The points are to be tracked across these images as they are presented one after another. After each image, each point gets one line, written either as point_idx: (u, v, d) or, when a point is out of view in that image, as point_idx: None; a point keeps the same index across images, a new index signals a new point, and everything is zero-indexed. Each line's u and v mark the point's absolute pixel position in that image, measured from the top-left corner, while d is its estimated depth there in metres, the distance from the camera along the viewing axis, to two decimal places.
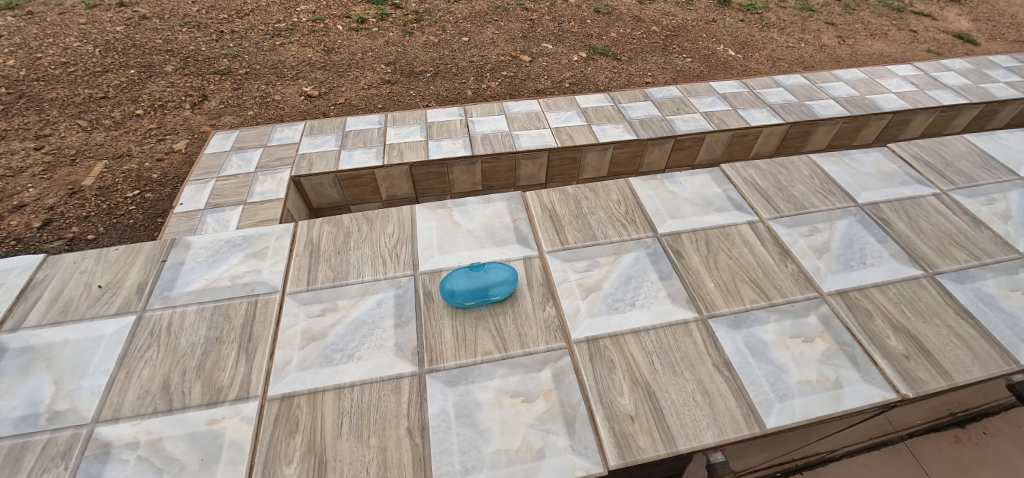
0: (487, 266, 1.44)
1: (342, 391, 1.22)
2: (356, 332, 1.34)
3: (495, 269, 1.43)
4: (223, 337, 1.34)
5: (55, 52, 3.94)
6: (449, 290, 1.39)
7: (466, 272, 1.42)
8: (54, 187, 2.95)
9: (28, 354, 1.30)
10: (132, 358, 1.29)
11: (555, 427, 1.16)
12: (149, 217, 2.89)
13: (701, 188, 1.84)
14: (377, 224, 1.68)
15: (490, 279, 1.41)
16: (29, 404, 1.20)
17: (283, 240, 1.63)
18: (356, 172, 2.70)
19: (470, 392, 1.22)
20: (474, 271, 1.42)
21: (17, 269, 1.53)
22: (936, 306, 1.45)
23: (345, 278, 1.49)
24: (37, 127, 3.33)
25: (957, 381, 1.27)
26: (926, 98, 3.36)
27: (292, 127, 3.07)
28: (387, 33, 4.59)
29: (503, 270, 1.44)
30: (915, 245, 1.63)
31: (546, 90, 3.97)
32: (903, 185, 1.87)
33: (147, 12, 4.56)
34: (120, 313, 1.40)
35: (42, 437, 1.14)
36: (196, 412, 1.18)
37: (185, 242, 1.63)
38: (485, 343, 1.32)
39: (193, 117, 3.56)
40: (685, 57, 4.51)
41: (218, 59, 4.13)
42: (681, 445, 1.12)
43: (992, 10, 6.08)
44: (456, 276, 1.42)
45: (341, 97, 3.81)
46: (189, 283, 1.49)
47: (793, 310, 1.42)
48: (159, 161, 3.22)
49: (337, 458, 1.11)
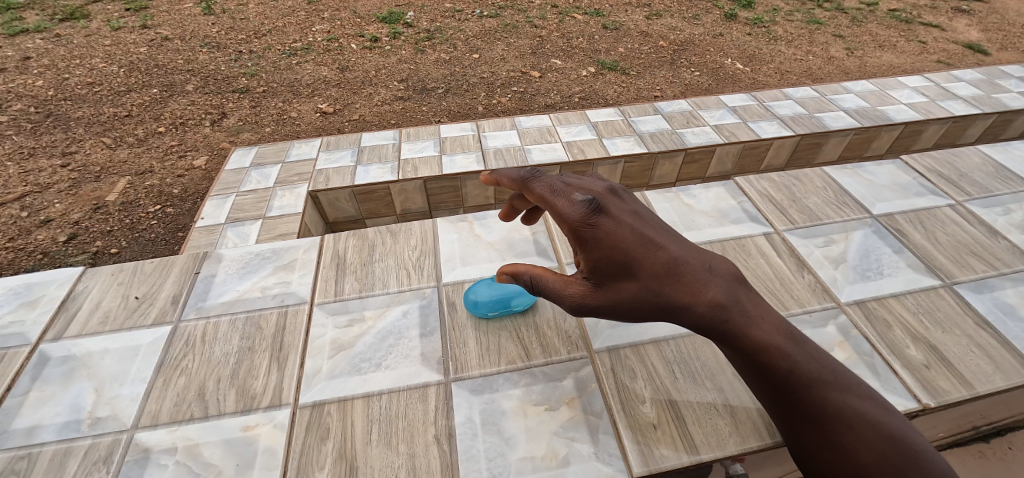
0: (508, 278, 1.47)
1: (370, 399, 1.25)
2: (382, 342, 1.38)
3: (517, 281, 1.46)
4: (255, 347, 1.38)
5: (82, 73, 4.11)
6: (473, 300, 1.43)
7: (489, 283, 1.46)
8: (79, 202, 3.05)
9: (70, 363, 1.36)
10: (168, 366, 1.34)
11: (579, 435, 1.18)
12: (171, 231, 2.98)
13: (715, 200, 1.87)
14: (400, 236, 1.73)
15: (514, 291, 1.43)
16: (72, 411, 1.25)
17: (310, 253, 1.68)
18: (371, 186, 2.77)
19: (495, 400, 1.25)
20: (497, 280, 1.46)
21: (57, 281, 1.60)
22: (955, 316, 1.45)
23: (371, 290, 1.54)
24: (64, 145, 3.45)
25: (978, 390, 1.27)
26: (938, 109, 3.37)
27: (309, 144, 3.16)
28: (400, 51, 4.71)
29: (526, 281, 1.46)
30: (932, 256, 1.64)
31: (556, 104, 4.05)
32: (918, 196, 1.88)
33: (170, 33, 4.73)
34: (157, 323, 1.45)
35: (85, 442, 1.18)
36: (231, 418, 1.22)
37: (217, 255, 1.69)
38: (509, 352, 1.35)
39: (213, 134, 3.67)
40: (693, 71, 4.57)
41: (237, 77, 4.27)
42: (705, 453, 1.12)
43: (1001, 20, 6.09)
44: (478, 288, 1.46)
45: (355, 113, 3.92)
46: (222, 294, 1.54)
47: (812, 321, 1.44)
48: (179, 177, 3.32)
49: (368, 464, 1.13)
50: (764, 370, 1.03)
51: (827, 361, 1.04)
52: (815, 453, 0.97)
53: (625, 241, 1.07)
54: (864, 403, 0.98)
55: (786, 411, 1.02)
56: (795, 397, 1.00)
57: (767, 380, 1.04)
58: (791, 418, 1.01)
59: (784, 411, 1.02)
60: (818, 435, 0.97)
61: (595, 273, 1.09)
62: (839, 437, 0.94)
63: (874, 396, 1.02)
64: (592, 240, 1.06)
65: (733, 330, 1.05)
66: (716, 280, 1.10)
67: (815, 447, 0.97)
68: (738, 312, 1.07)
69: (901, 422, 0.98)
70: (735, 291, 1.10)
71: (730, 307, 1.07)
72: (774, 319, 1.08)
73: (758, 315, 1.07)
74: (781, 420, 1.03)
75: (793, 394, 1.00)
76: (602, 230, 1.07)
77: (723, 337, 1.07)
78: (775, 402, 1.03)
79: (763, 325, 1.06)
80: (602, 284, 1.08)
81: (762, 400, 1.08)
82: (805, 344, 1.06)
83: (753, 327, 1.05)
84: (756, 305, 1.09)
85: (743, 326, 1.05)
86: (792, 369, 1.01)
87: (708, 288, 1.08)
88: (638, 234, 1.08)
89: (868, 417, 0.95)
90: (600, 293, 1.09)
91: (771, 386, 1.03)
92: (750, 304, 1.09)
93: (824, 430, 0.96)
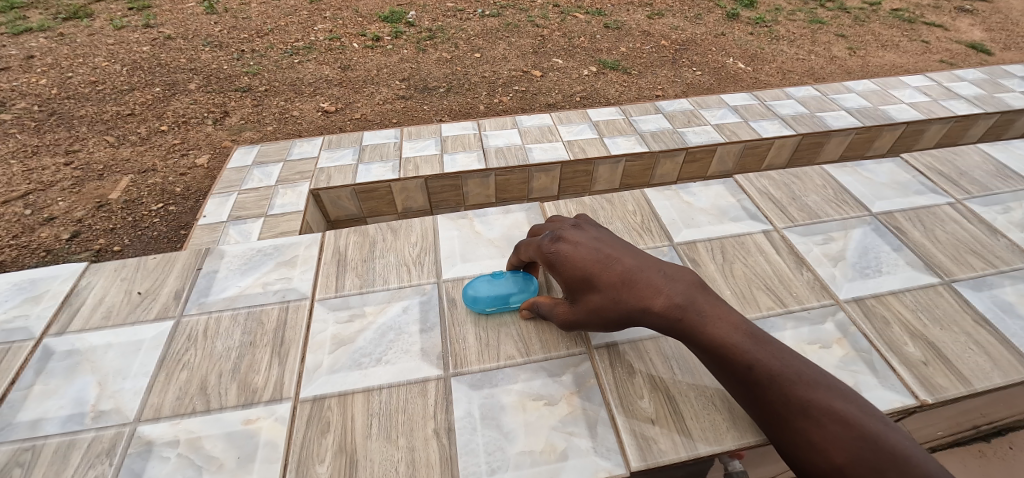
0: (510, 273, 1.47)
1: (370, 394, 1.26)
2: (383, 338, 1.39)
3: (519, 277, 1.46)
4: (256, 341, 1.39)
5: (85, 72, 4.13)
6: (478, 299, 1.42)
7: (489, 279, 1.45)
8: (83, 200, 3.07)
9: (74, 357, 1.37)
10: (170, 361, 1.35)
11: (577, 429, 1.19)
12: (173, 229, 2.99)
13: (715, 198, 1.88)
14: (400, 233, 1.74)
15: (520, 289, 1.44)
16: (75, 404, 1.26)
17: (312, 250, 1.69)
18: (373, 184, 2.78)
19: (494, 395, 1.26)
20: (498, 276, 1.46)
21: (61, 276, 1.61)
22: (953, 313, 1.46)
23: (371, 286, 1.55)
24: (68, 143, 3.47)
25: (976, 387, 1.28)
26: (939, 109, 3.36)
27: (311, 142, 3.17)
28: (402, 50, 4.72)
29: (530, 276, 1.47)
30: (931, 253, 1.64)
31: (557, 103, 4.05)
32: (917, 194, 1.88)
33: (172, 33, 4.75)
34: (159, 318, 1.47)
35: (88, 435, 1.20)
36: (232, 412, 1.23)
37: (219, 251, 1.70)
38: (509, 348, 1.36)
39: (216, 133, 3.69)
40: (694, 70, 4.57)
41: (239, 77, 4.28)
42: (702, 447, 1.13)
43: (1004, 19, 6.07)
44: (478, 285, 1.45)
45: (357, 112, 3.93)
46: (224, 290, 1.55)
47: (810, 317, 1.44)
48: (182, 176, 3.33)
49: (368, 457, 1.14)
50: (728, 368, 1.07)
51: (792, 354, 1.06)
52: (792, 448, 0.99)
53: (582, 265, 1.19)
54: (832, 394, 0.99)
55: (760, 410, 1.04)
56: (764, 395, 1.03)
57: (736, 380, 1.07)
58: (766, 417, 1.03)
59: (757, 410, 1.05)
60: (789, 432, 0.99)
61: (571, 291, 1.23)
62: (808, 432, 0.96)
63: (846, 388, 1.02)
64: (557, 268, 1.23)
65: (692, 330, 1.09)
66: (672, 284, 1.14)
67: (791, 443, 1.00)
68: (692, 311, 1.10)
69: (875, 409, 0.99)
70: (691, 291, 1.13)
71: (686, 308, 1.11)
72: (732, 317, 1.10)
73: (713, 313, 1.10)
74: (758, 418, 1.06)
75: (762, 391, 1.03)
76: (565, 257, 1.22)
77: (688, 338, 1.11)
78: (747, 402, 1.07)
79: (720, 324, 1.08)
80: (578, 300, 1.23)
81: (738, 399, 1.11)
82: (769, 339, 1.08)
83: (708, 326, 1.08)
84: (712, 302, 1.12)
85: (699, 326, 1.09)
86: (753, 365, 1.04)
87: (664, 291, 1.13)
88: (594, 252, 1.20)
89: (838, 409, 0.96)
90: (582, 309, 1.22)
91: (741, 386, 1.06)
92: (707, 302, 1.12)
93: (795, 425, 0.98)
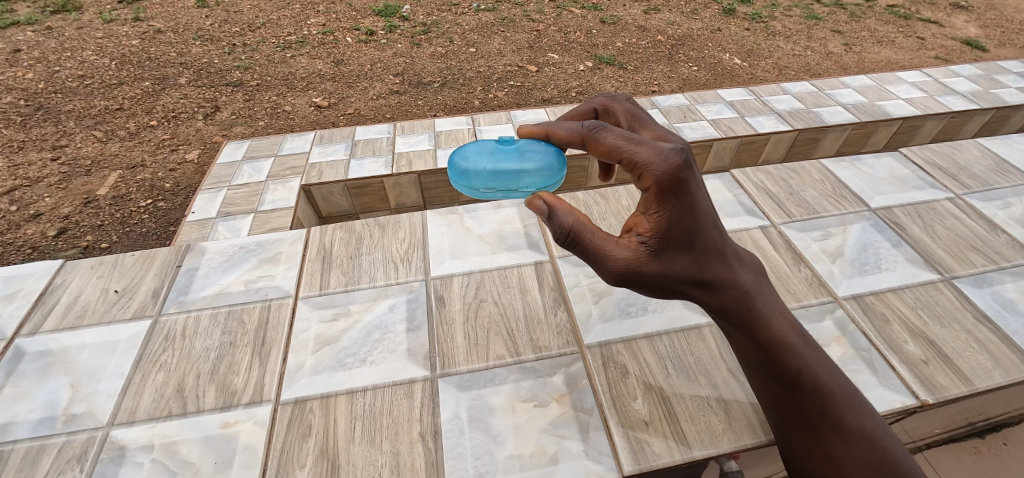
0: (520, 144, 1.14)
1: (354, 395, 1.22)
2: (368, 337, 1.34)
3: (530, 150, 1.12)
4: (237, 342, 1.35)
5: (72, 66, 4.04)
6: (466, 170, 1.15)
7: (497, 154, 1.13)
8: (69, 196, 3.00)
9: (47, 358, 1.32)
10: (147, 362, 1.30)
11: (569, 432, 1.15)
12: (162, 225, 2.93)
13: (711, 193, 1.84)
14: (388, 230, 1.69)
15: (519, 165, 1.11)
16: (46, 407, 1.21)
17: (296, 246, 1.64)
18: (365, 180, 2.72)
19: (483, 396, 1.21)
20: (503, 146, 1.16)
21: (36, 274, 1.56)
22: (953, 311, 1.42)
23: (357, 284, 1.50)
24: (54, 138, 3.40)
25: (978, 386, 1.24)
26: (937, 104, 3.34)
27: (302, 137, 3.11)
28: (395, 45, 4.65)
29: (544, 153, 1.12)
30: (931, 250, 1.61)
31: (553, 98, 4.00)
32: (916, 189, 1.85)
33: (162, 26, 4.66)
34: (137, 318, 1.41)
35: (59, 439, 1.15)
36: (210, 415, 1.19)
37: (200, 249, 1.65)
38: (498, 347, 1.32)
39: (206, 128, 3.61)
40: (691, 66, 4.52)
41: (230, 71, 4.20)
42: (698, 450, 1.09)
43: (999, 16, 6.05)
44: (473, 152, 1.17)
45: (350, 107, 3.86)
46: (204, 288, 1.50)
47: (808, 315, 1.41)
48: (171, 172, 3.26)
49: (350, 462, 1.10)
50: (776, 366, 1.02)
51: (834, 367, 1.05)
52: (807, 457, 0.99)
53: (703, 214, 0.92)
54: (862, 415, 0.99)
55: (787, 414, 1.02)
56: (801, 401, 1.00)
57: (777, 379, 1.03)
58: (792, 422, 1.01)
59: (785, 413, 1.02)
60: (812, 442, 0.98)
61: (660, 239, 0.91)
62: (832, 445, 0.96)
63: (868, 406, 1.03)
64: (680, 198, 0.89)
65: (753, 322, 1.03)
66: (748, 270, 1.06)
67: (807, 453, 0.99)
68: (761, 304, 1.05)
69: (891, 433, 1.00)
70: (762, 283, 1.08)
71: (755, 298, 1.05)
72: (790, 317, 1.07)
73: (776, 311, 1.06)
74: (780, 422, 1.04)
75: (800, 396, 1.00)
76: (685, 197, 0.89)
77: (742, 328, 1.04)
78: (777, 404, 1.04)
79: (780, 322, 1.05)
80: (661, 252, 0.92)
81: (762, 400, 1.08)
82: (816, 346, 1.07)
83: (772, 322, 1.04)
84: (775, 300, 1.08)
85: (764, 319, 1.04)
86: (803, 370, 1.01)
87: (740, 276, 1.04)
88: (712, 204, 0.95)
89: (866, 429, 0.97)
90: (656, 266, 0.93)
91: (779, 386, 1.03)
92: (770, 298, 1.08)
93: (820, 436, 0.98)
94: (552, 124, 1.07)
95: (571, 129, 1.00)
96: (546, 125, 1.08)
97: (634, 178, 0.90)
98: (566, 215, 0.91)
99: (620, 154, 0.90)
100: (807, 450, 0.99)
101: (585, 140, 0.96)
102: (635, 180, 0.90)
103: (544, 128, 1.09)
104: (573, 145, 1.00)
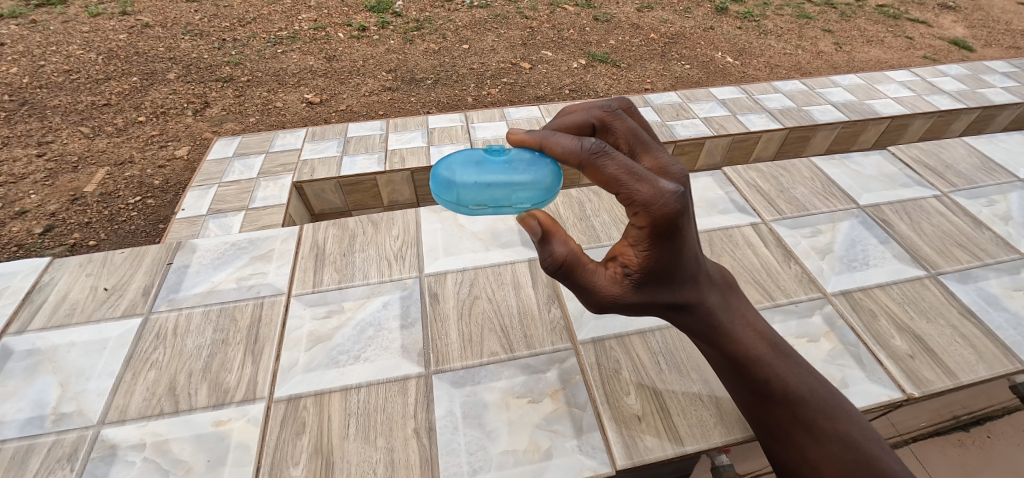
0: (510, 153, 1.03)
1: (348, 393, 1.22)
2: (361, 334, 1.34)
3: (520, 161, 1.02)
4: (229, 339, 1.34)
5: (58, 60, 3.97)
6: (452, 183, 1.04)
7: (484, 165, 1.03)
8: (56, 193, 2.96)
9: (35, 357, 1.30)
10: (137, 360, 1.29)
11: (562, 428, 1.16)
12: (152, 223, 2.90)
13: (703, 190, 1.85)
14: (381, 226, 1.69)
15: (507, 177, 1.01)
16: (35, 406, 1.20)
17: (289, 243, 1.63)
18: (358, 177, 2.71)
19: (477, 393, 1.22)
20: (491, 156, 1.05)
21: (22, 272, 1.53)
22: (939, 306, 1.45)
23: (350, 281, 1.50)
24: (40, 134, 3.34)
25: (962, 380, 1.27)
26: (925, 103, 3.38)
27: (294, 134, 3.09)
28: (388, 41, 4.62)
29: (534, 164, 1.01)
30: (918, 246, 1.63)
31: (546, 96, 4.00)
32: (904, 187, 1.88)
33: (151, 20, 4.60)
34: (127, 316, 1.40)
35: (47, 439, 1.13)
36: (202, 413, 1.18)
37: (190, 246, 1.64)
38: (492, 344, 1.32)
39: (196, 124, 3.57)
40: (683, 64, 4.54)
41: (220, 66, 4.15)
42: (689, 444, 1.11)
43: (986, 17, 6.13)
44: (459, 161, 1.06)
45: (342, 104, 3.84)
46: (195, 286, 1.49)
47: (797, 311, 1.42)
48: (160, 168, 3.23)
49: (344, 459, 1.10)
50: (745, 376, 1.05)
51: (808, 371, 1.06)
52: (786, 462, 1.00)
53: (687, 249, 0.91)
54: (838, 417, 0.99)
55: (762, 421, 1.04)
56: (772, 408, 1.02)
57: (747, 389, 1.05)
58: (768, 429, 1.03)
59: (760, 420, 1.04)
60: (788, 448, 1.00)
61: (645, 273, 0.92)
62: (806, 448, 0.97)
63: (850, 405, 1.03)
64: (671, 240, 0.86)
65: (721, 335, 1.05)
66: (717, 288, 1.08)
67: (786, 458, 1.01)
68: (729, 317, 1.07)
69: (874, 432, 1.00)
70: (728, 297, 1.10)
71: (724, 312, 1.07)
72: (759, 327, 1.09)
73: (743, 323, 1.08)
74: (758, 429, 1.06)
75: (771, 404, 1.02)
76: (676, 236, 0.86)
77: (711, 343, 1.07)
78: (752, 412, 1.06)
79: (747, 333, 1.07)
80: (643, 284, 0.94)
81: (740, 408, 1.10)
82: (789, 353, 1.08)
83: (740, 334, 1.06)
84: (743, 311, 1.10)
85: (731, 332, 1.06)
86: (772, 378, 1.02)
87: (711, 294, 1.06)
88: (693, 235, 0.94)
89: (840, 430, 0.97)
90: (637, 296, 0.95)
91: (750, 396, 1.05)
92: (739, 310, 1.10)
93: (795, 441, 0.99)
94: (547, 134, 0.90)
95: (568, 146, 0.84)
96: (540, 135, 0.91)
97: (630, 213, 0.83)
98: (559, 247, 0.90)
99: (619, 188, 0.80)
100: (786, 456, 1.01)
101: (584, 164, 0.83)
102: (629, 215, 0.84)
103: (538, 139, 0.92)
104: (567, 165, 0.85)
